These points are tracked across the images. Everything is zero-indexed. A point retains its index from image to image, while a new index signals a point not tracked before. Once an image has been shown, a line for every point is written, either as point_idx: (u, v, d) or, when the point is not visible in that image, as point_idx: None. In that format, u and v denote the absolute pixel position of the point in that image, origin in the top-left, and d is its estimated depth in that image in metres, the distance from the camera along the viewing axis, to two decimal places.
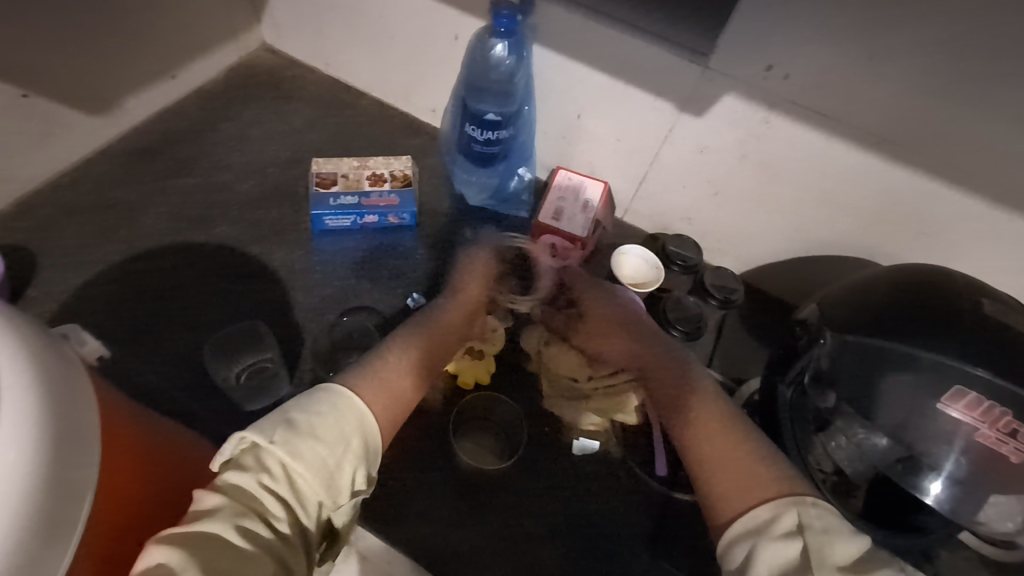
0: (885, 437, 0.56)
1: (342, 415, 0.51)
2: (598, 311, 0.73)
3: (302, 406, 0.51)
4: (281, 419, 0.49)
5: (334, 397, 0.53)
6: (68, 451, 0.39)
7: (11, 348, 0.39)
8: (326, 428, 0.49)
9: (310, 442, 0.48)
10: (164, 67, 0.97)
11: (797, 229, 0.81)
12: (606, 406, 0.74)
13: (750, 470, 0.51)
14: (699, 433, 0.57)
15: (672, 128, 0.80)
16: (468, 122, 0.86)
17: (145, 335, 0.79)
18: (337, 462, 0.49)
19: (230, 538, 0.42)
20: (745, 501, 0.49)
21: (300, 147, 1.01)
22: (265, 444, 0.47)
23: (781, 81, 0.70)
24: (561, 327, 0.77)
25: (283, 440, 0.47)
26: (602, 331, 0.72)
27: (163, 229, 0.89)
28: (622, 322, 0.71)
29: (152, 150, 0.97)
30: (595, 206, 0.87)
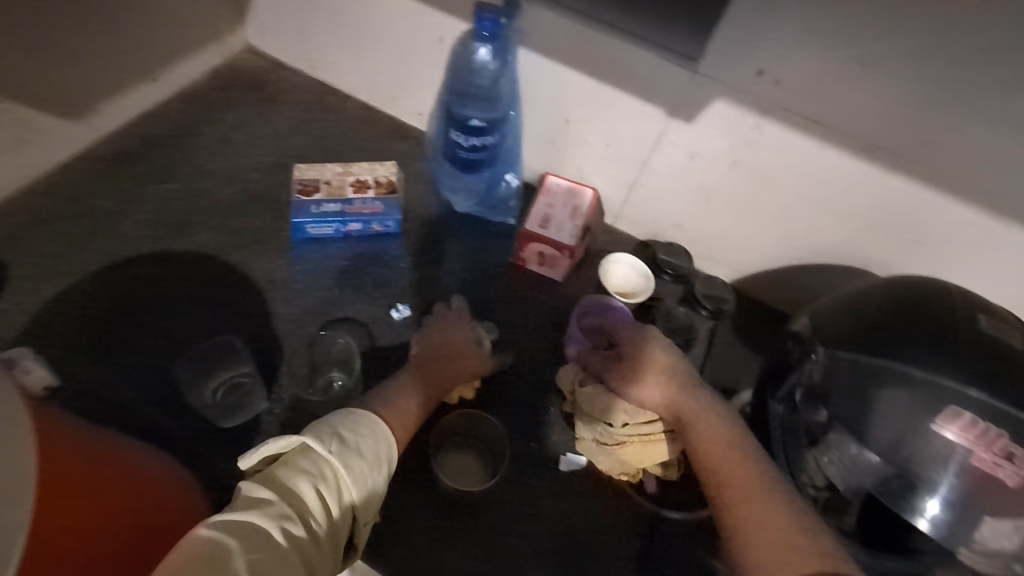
0: (877, 454, 0.54)
1: (380, 439, 0.54)
2: (641, 357, 0.68)
3: (345, 424, 0.53)
4: (332, 434, 0.51)
5: (372, 423, 0.55)
6: None
7: None
8: (369, 449, 0.52)
9: (357, 459, 0.50)
10: (144, 70, 0.95)
11: (789, 237, 0.79)
12: (642, 456, 0.69)
13: (788, 538, 0.47)
14: (740, 494, 0.52)
15: (662, 134, 0.78)
16: (452, 129, 0.83)
17: (121, 349, 0.77)
18: (375, 481, 0.51)
19: (279, 539, 0.43)
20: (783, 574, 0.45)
21: (283, 152, 0.99)
22: (322, 452, 0.49)
23: (773, 86, 0.68)
24: (598, 369, 0.71)
25: (336, 452, 0.50)
26: (643, 374, 0.66)
27: (141, 238, 0.87)
28: (667, 369, 0.66)
29: (131, 156, 0.95)
30: (583, 212, 0.85)
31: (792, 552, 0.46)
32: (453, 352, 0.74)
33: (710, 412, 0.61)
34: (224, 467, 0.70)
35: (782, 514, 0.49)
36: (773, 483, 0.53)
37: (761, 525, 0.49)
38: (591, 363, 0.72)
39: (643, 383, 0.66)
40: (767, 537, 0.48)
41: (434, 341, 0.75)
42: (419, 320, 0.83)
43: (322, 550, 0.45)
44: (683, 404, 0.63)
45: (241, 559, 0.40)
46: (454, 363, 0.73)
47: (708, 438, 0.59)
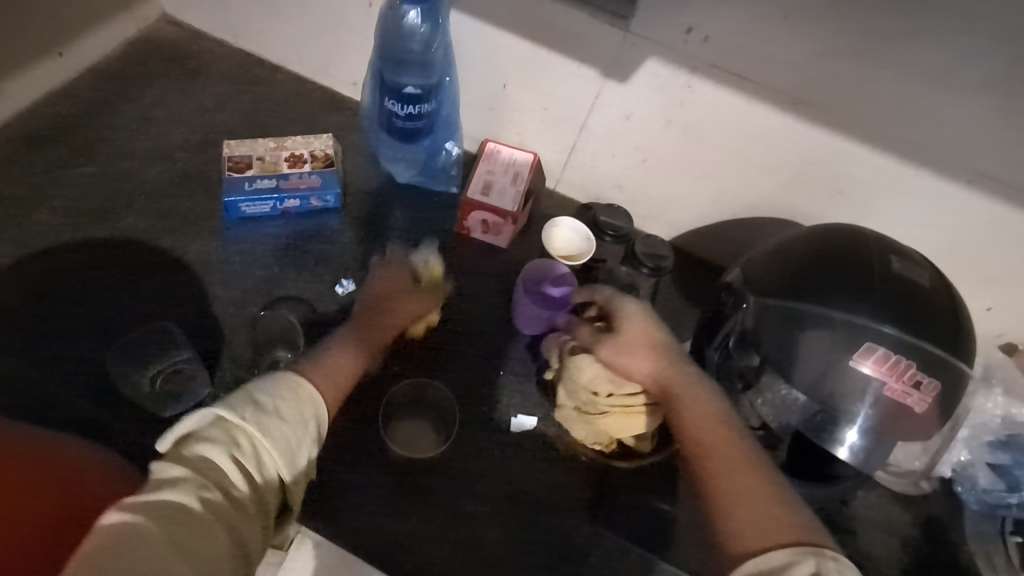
0: (803, 393, 0.58)
1: (303, 401, 0.54)
2: (633, 331, 0.68)
3: (265, 389, 0.53)
4: (248, 402, 0.51)
5: (296, 384, 0.55)
6: None
7: None
8: (290, 411, 0.52)
9: (275, 422, 0.50)
10: (48, 43, 0.87)
11: (723, 192, 0.81)
12: (621, 427, 0.69)
13: (768, 512, 0.50)
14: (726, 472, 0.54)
15: (598, 96, 0.78)
16: (387, 97, 0.81)
17: (48, 343, 0.73)
18: (299, 442, 0.51)
19: (193, 509, 0.43)
20: (761, 540, 0.48)
21: (211, 128, 0.94)
22: (234, 420, 0.49)
23: (701, 43, 0.68)
24: (591, 341, 0.71)
25: (250, 418, 0.49)
26: (634, 348, 0.67)
27: (60, 225, 0.82)
28: (657, 345, 0.67)
29: (42, 138, 0.89)
30: (524, 177, 0.85)
31: (769, 525, 0.49)
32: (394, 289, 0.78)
33: (698, 389, 0.62)
34: None
35: (762, 488, 0.53)
36: (753, 458, 0.56)
37: (743, 498, 0.52)
38: (583, 335, 0.72)
39: (634, 357, 0.67)
40: (750, 507, 0.51)
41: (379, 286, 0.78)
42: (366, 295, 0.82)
43: (244, 514, 0.45)
44: (672, 378, 0.64)
45: (150, 537, 0.41)
46: (399, 306, 0.76)
47: (694, 412, 0.60)
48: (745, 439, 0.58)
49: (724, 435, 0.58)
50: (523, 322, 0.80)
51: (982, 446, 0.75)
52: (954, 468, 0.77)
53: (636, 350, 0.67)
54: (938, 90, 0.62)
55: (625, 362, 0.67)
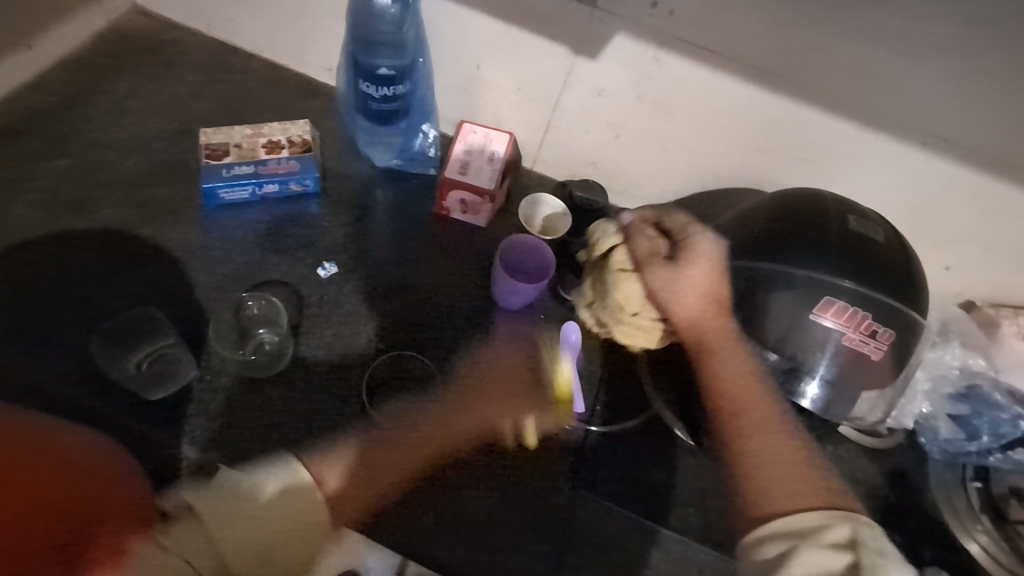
0: (773, 352, 0.59)
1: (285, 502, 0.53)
2: (694, 266, 0.61)
3: (257, 480, 0.53)
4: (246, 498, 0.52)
5: (292, 480, 0.54)
6: None
7: None
8: (275, 508, 0.52)
9: (250, 525, 0.50)
10: (16, 36, 0.87)
11: (693, 164, 0.83)
12: (633, 339, 0.67)
13: (797, 476, 0.53)
14: (756, 434, 0.56)
15: (570, 73, 0.80)
16: (361, 79, 0.82)
17: (32, 333, 0.74)
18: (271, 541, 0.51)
19: None
20: (788, 504, 0.52)
21: (187, 118, 0.94)
22: (203, 519, 0.51)
23: (667, 17, 0.70)
24: (644, 259, 0.63)
25: (220, 519, 0.50)
26: (689, 283, 0.60)
27: (38, 218, 0.82)
28: (714, 284, 0.60)
29: (16, 132, 0.88)
30: (500, 157, 0.86)
31: (800, 487, 0.52)
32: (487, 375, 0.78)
33: (736, 343, 0.60)
34: (162, 438, 0.70)
35: (791, 453, 0.55)
36: (781, 421, 0.57)
37: (769, 461, 0.55)
38: (639, 251, 0.64)
39: (684, 291, 0.61)
40: (776, 473, 0.54)
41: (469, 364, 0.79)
42: (348, 276, 0.83)
43: None
44: (713, 327, 0.60)
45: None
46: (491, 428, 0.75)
47: (732, 367, 0.59)
48: (777, 401, 0.58)
49: (760, 395, 0.58)
50: (505, 300, 0.82)
51: (943, 398, 0.80)
52: (918, 421, 0.82)
53: (693, 288, 0.60)
54: (892, 56, 0.65)
55: (673, 295, 0.61)
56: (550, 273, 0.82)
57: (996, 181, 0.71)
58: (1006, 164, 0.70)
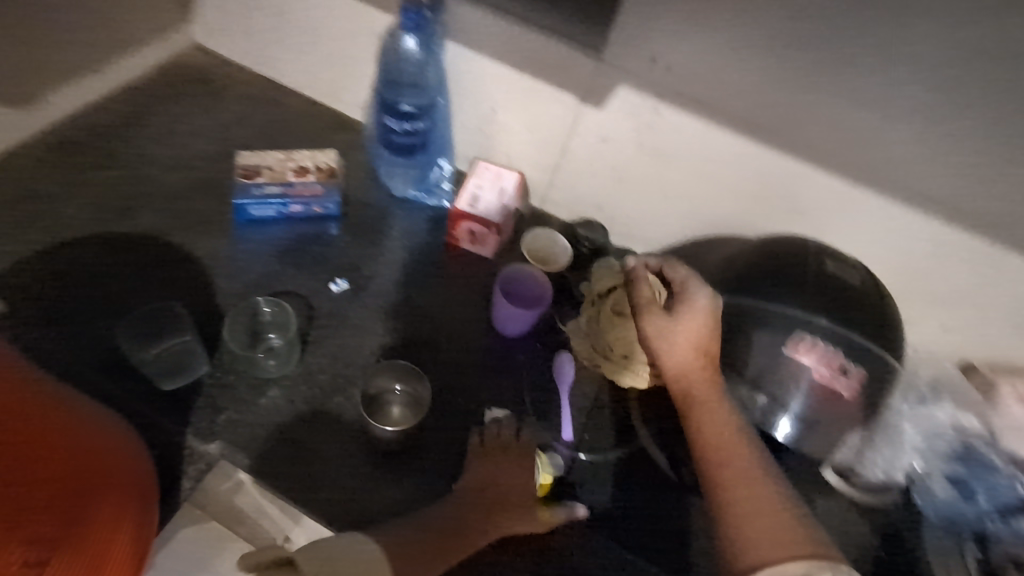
0: (761, 394, 0.63)
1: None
2: (689, 317, 0.61)
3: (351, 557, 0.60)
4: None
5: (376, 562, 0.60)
6: None
7: None
8: None
9: None
10: (91, 62, 0.97)
11: (692, 211, 0.87)
12: (620, 376, 0.75)
13: (782, 527, 0.51)
14: (741, 485, 0.54)
15: (577, 120, 0.86)
16: (387, 116, 0.90)
17: (65, 322, 0.80)
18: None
19: None
20: (776, 553, 0.49)
21: (229, 142, 1.03)
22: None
23: (666, 72, 0.78)
24: (642, 305, 0.64)
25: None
26: (683, 332, 0.61)
27: (86, 220, 0.90)
28: (708, 336, 0.60)
29: (78, 144, 0.98)
30: (510, 194, 0.92)
31: (785, 538, 0.50)
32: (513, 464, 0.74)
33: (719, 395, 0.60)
34: (168, 429, 0.74)
35: (777, 505, 0.53)
36: (764, 473, 0.55)
37: (753, 511, 0.53)
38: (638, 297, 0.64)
39: (677, 340, 0.60)
40: (761, 524, 0.52)
41: (492, 459, 0.74)
42: (357, 293, 0.88)
43: None
44: (700, 378, 0.60)
45: None
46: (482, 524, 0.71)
47: (715, 418, 0.58)
48: (760, 455, 0.57)
49: (744, 447, 0.57)
50: (502, 325, 0.86)
51: (938, 455, 0.80)
52: (910, 476, 0.81)
53: (685, 337, 0.61)
54: (872, 116, 0.71)
55: (665, 342, 0.61)
56: (547, 299, 0.86)
57: (982, 241, 0.74)
58: (987, 223, 0.73)
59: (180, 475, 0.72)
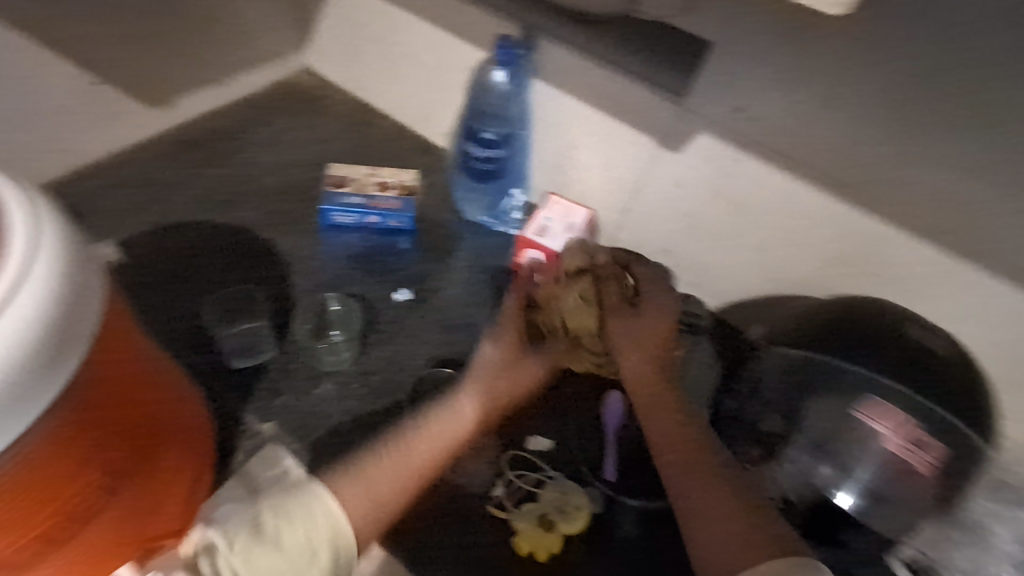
0: (829, 462, 0.63)
1: (316, 521, 0.61)
2: (652, 321, 0.71)
3: (275, 509, 0.61)
4: (254, 521, 0.60)
5: (312, 501, 0.62)
6: (63, 340, 0.48)
7: (59, 251, 0.49)
8: (289, 539, 0.59)
9: (266, 548, 0.59)
10: (218, 75, 1.12)
11: (767, 267, 0.84)
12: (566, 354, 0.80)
13: (747, 525, 0.55)
14: (699, 482, 0.60)
15: (653, 162, 0.88)
16: (469, 141, 0.96)
17: (157, 294, 0.87)
18: (302, 565, 0.59)
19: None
20: (750, 553, 0.53)
21: (323, 154, 1.12)
22: (224, 546, 0.60)
23: (747, 122, 0.78)
24: (610, 306, 0.72)
25: (241, 544, 0.59)
26: (642, 337, 0.70)
27: (192, 208, 0.99)
28: (662, 342, 0.70)
29: (194, 143, 1.10)
30: (578, 228, 0.93)
31: (751, 534, 0.54)
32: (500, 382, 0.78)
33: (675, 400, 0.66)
34: (231, 402, 0.79)
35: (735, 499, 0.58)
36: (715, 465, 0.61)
37: (713, 506, 0.58)
38: (609, 296, 0.72)
39: (631, 346, 0.70)
40: (719, 516, 0.57)
41: (487, 372, 0.78)
42: (417, 305, 0.91)
43: None
44: (658, 381, 0.68)
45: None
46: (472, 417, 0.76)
47: (671, 418, 0.65)
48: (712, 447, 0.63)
49: (699, 445, 0.63)
50: None
51: None
52: None
53: (643, 337, 0.70)
54: (974, 184, 0.66)
55: (629, 343, 0.70)
56: None
57: None
58: None
59: (234, 450, 0.76)
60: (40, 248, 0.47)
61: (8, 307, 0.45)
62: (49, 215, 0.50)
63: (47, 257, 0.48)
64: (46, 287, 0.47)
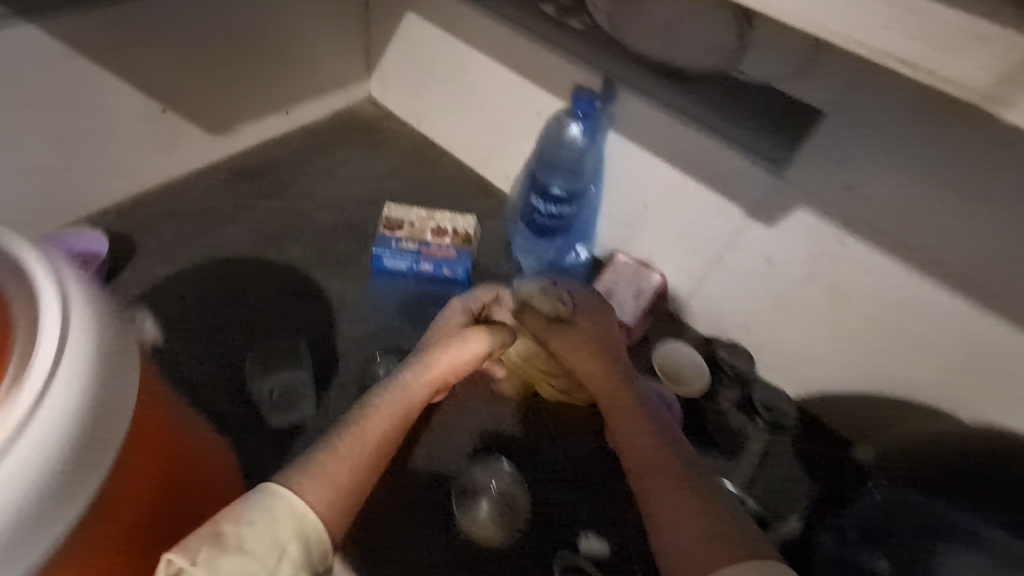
0: None
1: (280, 519, 0.48)
2: (589, 331, 0.76)
3: (233, 514, 0.47)
4: (206, 530, 0.45)
5: (272, 498, 0.49)
6: (92, 448, 0.39)
7: (89, 335, 0.40)
8: (258, 539, 0.45)
9: (236, 557, 0.44)
10: (280, 104, 1.09)
11: (867, 360, 0.75)
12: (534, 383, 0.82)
13: (718, 525, 0.51)
14: (665, 485, 0.56)
15: (740, 232, 0.80)
16: (535, 195, 0.89)
17: (199, 334, 0.84)
18: (271, 569, 0.45)
19: None
20: (726, 554, 0.48)
21: (379, 190, 1.08)
22: (184, 567, 0.41)
23: (860, 203, 0.67)
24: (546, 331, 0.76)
25: (200, 564, 0.42)
26: (586, 349, 0.74)
27: (244, 242, 0.97)
28: (608, 351, 0.73)
29: (253, 172, 1.08)
30: (647, 294, 0.88)
31: (717, 534, 0.50)
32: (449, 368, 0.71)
33: (637, 410, 0.66)
34: (265, 463, 0.74)
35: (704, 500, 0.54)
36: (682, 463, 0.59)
37: (683, 510, 0.53)
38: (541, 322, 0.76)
39: (581, 357, 0.73)
40: (687, 518, 0.53)
41: (444, 357, 0.71)
42: None
43: None
44: (612, 389, 0.70)
45: None
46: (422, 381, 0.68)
47: (632, 428, 0.64)
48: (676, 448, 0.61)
49: (664, 450, 0.61)
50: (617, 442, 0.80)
51: None
52: None
53: (581, 350, 0.74)
54: None
55: (574, 357, 0.74)
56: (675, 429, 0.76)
57: None
58: None
59: None
60: (72, 309, 0.40)
61: (29, 414, 0.36)
62: (70, 272, 0.43)
63: (75, 343, 0.39)
64: (71, 381, 0.38)
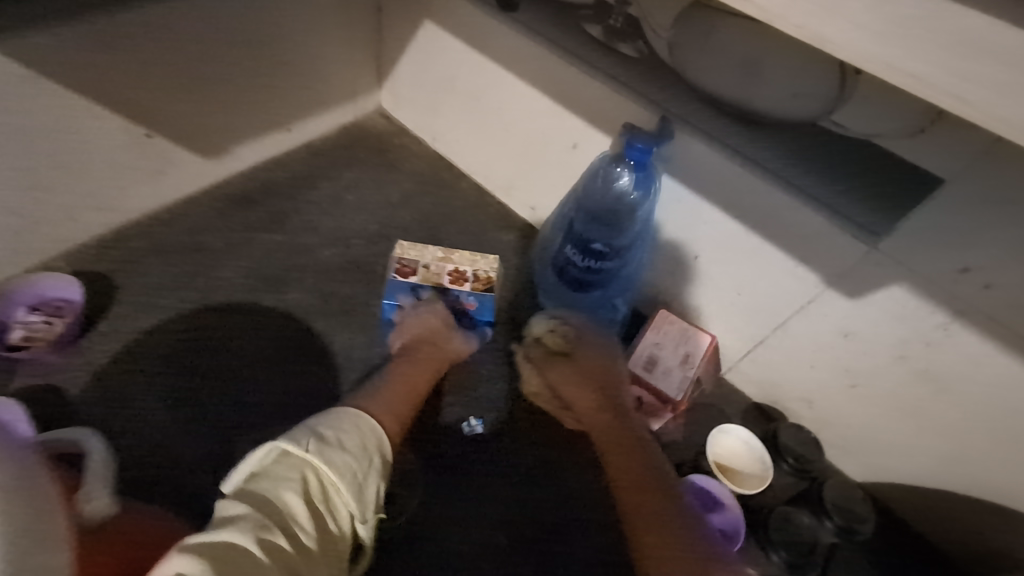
0: None
1: (363, 431, 0.57)
2: (588, 364, 0.76)
3: (326, 425, 0.55)
4: (310, 433, 0.53)
5: (354, 420, 0.58)
6: None
7: None
8: (350, 442, 0.54)
9: (338, 451, 0.52)
10: (281, 120, 0.98)
11: (959, 459, 0.65)
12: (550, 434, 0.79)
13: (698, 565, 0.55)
14: (652, 520, 0.59)
15: (812, 301, 0.67)
16: (570, 245, 0.78)
17: (189, 402, 0.75)
18: (362, 475, 0.52)
19: (250, 547, 0.41)
20: None
21: (389, 221, 0.97)
22: (299, 451, 0.51)
23: (979, 289, 0.55)
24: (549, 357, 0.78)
25: (313, 450, 0.51)
26: (586, 380, 0.74)
27: (239, 284, 0.86)
28: (607, 382, 0.74)
29: (250, 198, 0.96)
30: (696, 361, 0.77)
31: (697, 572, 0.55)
32: (442, 357, 0.78)
33: (633, 441, 0.68)
34: None
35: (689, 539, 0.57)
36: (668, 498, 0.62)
37: (668, 546, 0.57)
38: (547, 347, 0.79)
39: (580, 387, 0.74)
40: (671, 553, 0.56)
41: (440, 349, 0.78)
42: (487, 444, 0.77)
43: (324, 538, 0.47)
44: (608, 418, 0.71)
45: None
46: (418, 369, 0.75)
47: (623, 458, 0.66)
48: (666, 479, 0.64)
49: (654, 482, 0.63)
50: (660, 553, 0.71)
51: None
52: None
53: (580, 377, 0.75)
54: None
55: (571, 388, 0.75)
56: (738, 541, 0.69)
57: None
58: None
59: None
60: None
61: None
62: None
63: None
64: None
